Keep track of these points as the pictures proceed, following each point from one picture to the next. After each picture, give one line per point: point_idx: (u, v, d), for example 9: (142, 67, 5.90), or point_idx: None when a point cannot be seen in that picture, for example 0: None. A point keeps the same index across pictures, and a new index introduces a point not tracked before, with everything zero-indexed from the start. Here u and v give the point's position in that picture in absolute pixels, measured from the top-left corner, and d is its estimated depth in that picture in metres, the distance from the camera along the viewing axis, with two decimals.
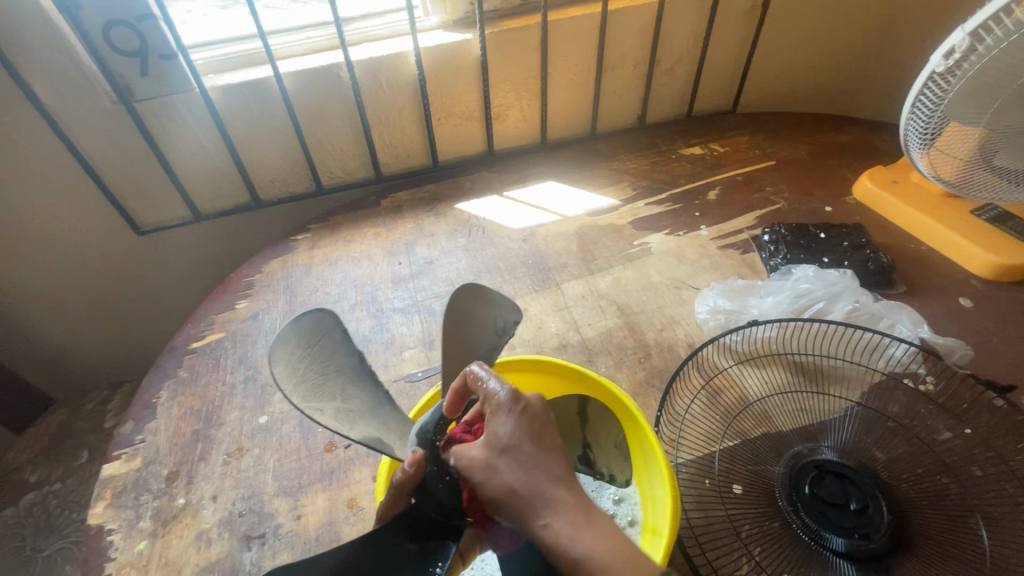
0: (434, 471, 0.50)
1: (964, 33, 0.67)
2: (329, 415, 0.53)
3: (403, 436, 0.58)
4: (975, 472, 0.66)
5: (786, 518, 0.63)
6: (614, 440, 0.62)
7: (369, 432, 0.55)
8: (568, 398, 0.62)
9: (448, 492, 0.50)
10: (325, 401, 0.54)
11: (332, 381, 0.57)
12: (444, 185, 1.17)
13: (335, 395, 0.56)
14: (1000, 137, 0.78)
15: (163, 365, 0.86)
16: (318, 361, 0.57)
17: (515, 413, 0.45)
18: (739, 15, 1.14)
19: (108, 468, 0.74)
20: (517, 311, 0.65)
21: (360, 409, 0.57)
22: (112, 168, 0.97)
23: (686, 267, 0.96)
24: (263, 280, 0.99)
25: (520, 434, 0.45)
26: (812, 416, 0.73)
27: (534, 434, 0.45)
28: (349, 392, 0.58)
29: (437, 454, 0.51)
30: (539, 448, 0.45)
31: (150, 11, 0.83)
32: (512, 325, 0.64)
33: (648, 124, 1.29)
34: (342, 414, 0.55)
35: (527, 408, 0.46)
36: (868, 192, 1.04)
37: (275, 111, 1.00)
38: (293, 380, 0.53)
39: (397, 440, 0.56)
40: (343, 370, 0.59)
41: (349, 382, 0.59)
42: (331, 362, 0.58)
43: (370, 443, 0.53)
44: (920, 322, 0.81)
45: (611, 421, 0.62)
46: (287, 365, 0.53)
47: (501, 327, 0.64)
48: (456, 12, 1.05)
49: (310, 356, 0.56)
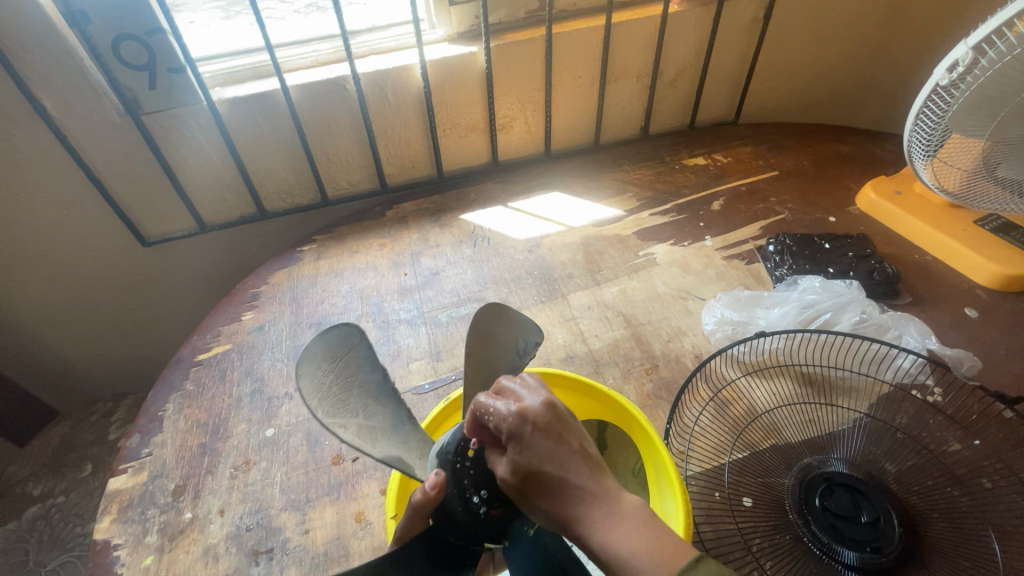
0: (454, 493, 0.50)
1: (967, 47, 0.67)
2: (351, 432, 0.54)
3: (424, 456, 0.58)
4: (986, 485, 0.66)
5: (797, 531, 0.62)
6: (632, 467, 0.66)
7: (390, 451, 0.55)
8: (590, 423, 0.71)
9: (466, 515, 0.49)
10: (349, 418, 0.55)
11: (356, 396, 0.57)
12: (449, 196, 1.17)
13: (357, 412, 0.56)
14: (1003, 149, 0.79)
15: (170, 377, 0.86)
16: (343, 376, 0.57)
17: (527, 434, 0.44)
18: (740, 28, 1.15)
19: (114, 482, 0.73)
20: (539, 333, 0.65)
21: (383, 427, 0.57)
22: (118, 180, 0.98)
23: (692, 278, 0.97)
24: (270, 291, 0.99)
25: (535, 455, 0.43)
26: (821, 428, 0.73)
27: (551, 449, 0.44)
28: (373, 407, 0.58)
29: (459, 476, 0.51)
30: (560, 464, 0.43)
31: (158, 25, 0.84)
32: (533, 347, 0.64)
33: (651, 134, 1.30)
34: (365, 431, 0.55)
35: (535, 423, 0.44)
36: (872, 202, 1.04)
37: (283, 123, 1.00)
38: (319, 395, 0.54)
39: (417, 460, 0.57)
40: (367, 386, 0.59)
41: (373, 398, 0.59)
42: (355, 377, 0.58)
43: (391, 463, 0.54)
44: (927, 334, 0.81)
45: (628, 448, 0.67)
46: (313, 380, 0.54)
47: (522, 348, 0.64)
48: (461, 24, 1.06)
49: (335, 371, 0.57)
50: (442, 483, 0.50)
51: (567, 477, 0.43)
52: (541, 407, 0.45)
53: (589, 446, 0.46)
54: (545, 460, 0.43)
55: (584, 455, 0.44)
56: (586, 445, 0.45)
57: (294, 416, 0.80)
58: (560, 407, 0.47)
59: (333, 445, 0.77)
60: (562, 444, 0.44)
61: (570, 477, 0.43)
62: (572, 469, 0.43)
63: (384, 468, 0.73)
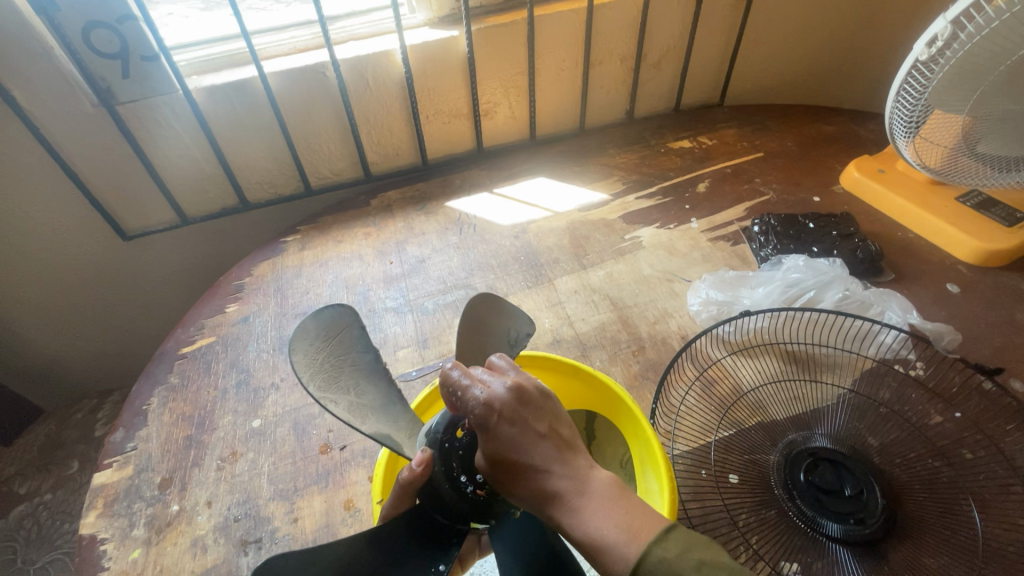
0: (441, 472, 0.50)
1: (946, 21, 0.68)
2: (340, 408, 0.54)
3: (414, 437, 0.56)
4: (967, 455, 0.67)
5: (782, 506, 0.63)
6: (620, 458, 0.67)
7: (379, 429, 0.55)
8: (579, 412, 0.72)
9: (452, 494, 0.49)
10: (339, 394, 0.56)
11: (348, 374, 0.58)
12: (434, 183, 1.17)
13: (349, 389, 0.57)
14: (983, 124, 0.79)
15: (153, 371, 0.85)
16: (336, 354, 0.58)
17: (496, 425, 0.42)
18: (724, 8, 1.14)
19: (100, 476, 0.73)
20: (530, 323, 0.62)
21: (372, 405, 0.57)
22: (94, 172, 0.96)
23: (677, 260, 0.97)
24: (253, 283, 0.98)
25: (504, 444, 0.43)
26: (805, 404, 0.74)
27: (518, 439, 0.43)
28: (366, 386, 0.58)
29: (447, 455, 0.50)
30: (529, 451, 0.43)
31: (130, 11, 0.82)
32: (524, 337, 0.62)
33: (637, 118, 1.29)
34: (355, 408, 0.55)
35: (505, 413, 0.43)
36: (855, 181, 1.05)
37: (261, 111, 0.99)
38: (311, 370, 0.55)
39: (407, 440, 0.56)
40: (360, 365, 0.59)
41: (366, 377, 0.59)
42: (348, 356, 0.59)
43: (380, 440, 0.54)
44: (909, 309, 0.82)
45: (616, 438, 0.68)
46: (306, 355, 0.56)
47: (513, 338, 0.62)
48: (442, 8, 1.05)
49: (328, 349, 0.58)
50: (430, 460, 0.49)
51: (536, 462, 0.43)
52: (510, 396, 0.43)
53: (561, 425, 0.46)
54: (513, 450, 0.43)
55: (552, 440, 0.44)
56: (557, 427, 0.45)
57: (280, 406, 0.80)
58: (529, 389, 0.45)
59: (320, 434, 0.76)
60: (529, 432, 0.43)
61: (539, 463, 0.43)
62: (540, 456, 0.43)
63: (372, 455, 0.73)
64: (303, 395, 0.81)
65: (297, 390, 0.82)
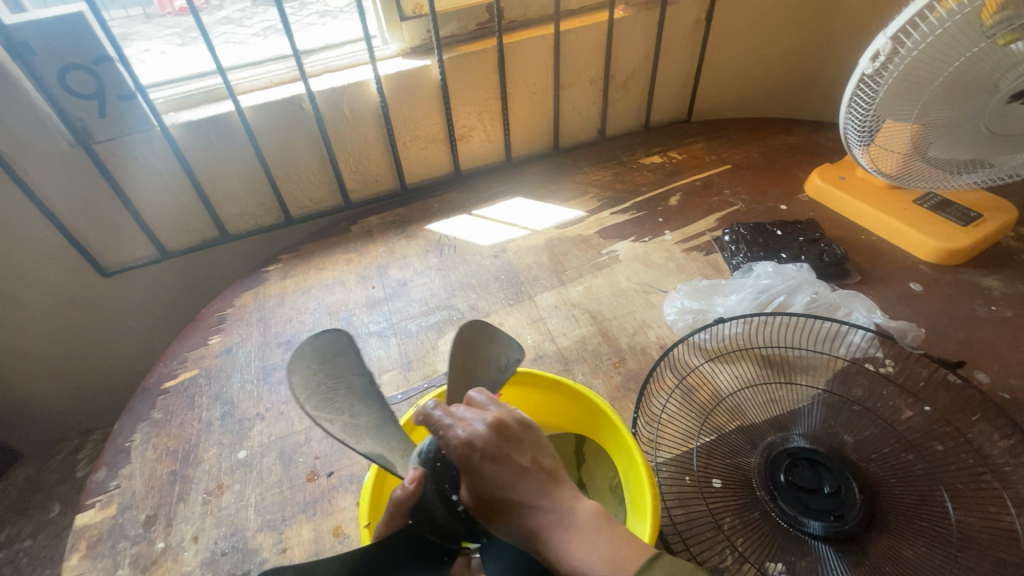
0: (434, 490, 0.50)
1: (886, 37, 0.73)
2: (337, 427, 0.55)
3: (408, 456, 0.57)
4: (937, 447, 0.70)
5: (765, 507, 0.65)
6: (609, 483, 0.67)
7: (375, 448, 0.55)
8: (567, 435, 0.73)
9: (446, 514, 0.50)
10: (335, 414, 0.56)
11: (343, 396, 0.59)
12: (413, 208, 1.18)
13: (344, 410, 0.57)
14: (930, 130, 0.84)
15: (136, 408, 0.84)
16: (331, 376, 0.59)
17: (475, 463, 0.45)
18: (685, 30, 1.20)
19: (82, 517, 0.72)
20: (519, 350, 0.65)
21: (368, 426, 0.58)
22: (73, 212, 0.96)
23: (653, 272, 0.99)
24: (236, 313, 0.98)
25: (488, 480, 0.45)
26: (782, 406, 0.76)
27: (503, 473, 0.45)
28: (361, 408, 0.59)
29: (441, 476, 0.50)
30: (511, 483, 0.45)
31: (106, 53, 0.84)
32: (513, 363, 0.64)
33: (608, 136, 1.33)
34: (350, 428, 0.56)
35: (484, 450, 0.45)
36: (818, 188, 1.09)
37: (238, 143, 1.00)
38: (308, 391, 0.56)
39: (401, 460, 0.56)
40: (355, 388, 0.60)
41: (360, 400, 0.60)
42: (343, 378, 0.60)
43: (374, 459, 0.54)
44: (874, 308, 0.85)
45: (605, 464, 0.68)
46: (303, 377, 0.57)
47: (503, 364, 0.64)
48: (414, 39, 1.08)
49: (324, 372, 0.59)
50: (422, 479, 0.50)
51: (519, 497, 0.45)
52: (487, 432, 0.46)
53: (544, 458, 0.48)
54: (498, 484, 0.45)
55: (535, 472, 0.46)
56: (541, 459, 0.47)
57: (265, 436, 0.80)
58: (510, 424, 0.47)
59: (306, 461, 0.76)
60: (511, 464, 0.45)
61: (524, 496, 0.45)
62: (525, 488, 0.45)
63: (359, 480, 0.73)
64: (288, 423, 0.81)
65: (282, 419, 0.82)
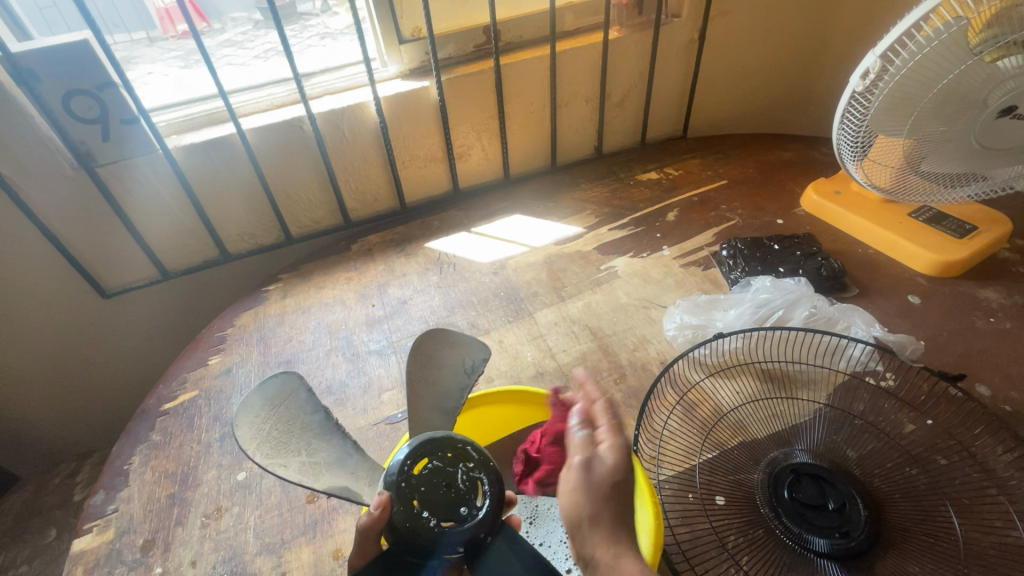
0: (400, 510, 0.49)
1: (875, 56, 0.75)
2: (292, 471, 0.55)
3: (374, 483, 0.57)
4: (941, 461, 0.69)
5: (769, 525, 0.64)
6: None
7: (335, 483, 0.56)
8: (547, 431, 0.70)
9: (416, 531, 0.48)
10: (290, 457, 0.56)
11: (298, 437, 0.59)
12: (413, 226, 1.19)
13: (300, 451, 0.57)
14: (922, 144, 0.85)
15: (135, 430, 0.84)
16: (283, 419, 0.59)
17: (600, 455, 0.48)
18: (678, 49, 1.22)
19: (79, 542, 0.71)
20: (484, 351, 0.65)
21: (327, 462, 0.58)
22: (75, 234, 0.97)
23: (652, 287, 1.00)
24: (236, 333, 0.98)
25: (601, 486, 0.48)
26: (784, 422, 0.76)
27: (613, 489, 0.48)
28: (318, 445, 0.59)
29: (405, 494, 0.49)
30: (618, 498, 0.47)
31: (110, 79, 0.86)
32: (480, 363, 0.64)
33: (605, 153, 1.35)
34: (308, 468, 0.56)
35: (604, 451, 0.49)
36: (814, 203, 1.10)
37: (240, 165, 1.01)
38: (258, 440, 0.56)
39: (367, 488, 0.56)
40: (311, 426, 0.60)
41: (318, 436, 0.60)
42: (297, 419, 0.60)
43: (335, 494, 0.54)
44: (873, 322, 0.85)
45: None
46: (251, 427, 0.57)
47: (470, 366, 0.64)
48: (412, 61, 1.10)
49: (275, 416, 0.59)
50: (387, 503, 0.49)
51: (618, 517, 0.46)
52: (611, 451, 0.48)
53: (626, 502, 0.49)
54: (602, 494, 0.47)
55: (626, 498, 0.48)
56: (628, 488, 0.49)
57: None
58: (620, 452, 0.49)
59: None
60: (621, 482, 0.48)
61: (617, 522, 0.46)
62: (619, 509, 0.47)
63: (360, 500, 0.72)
64: None
65: None
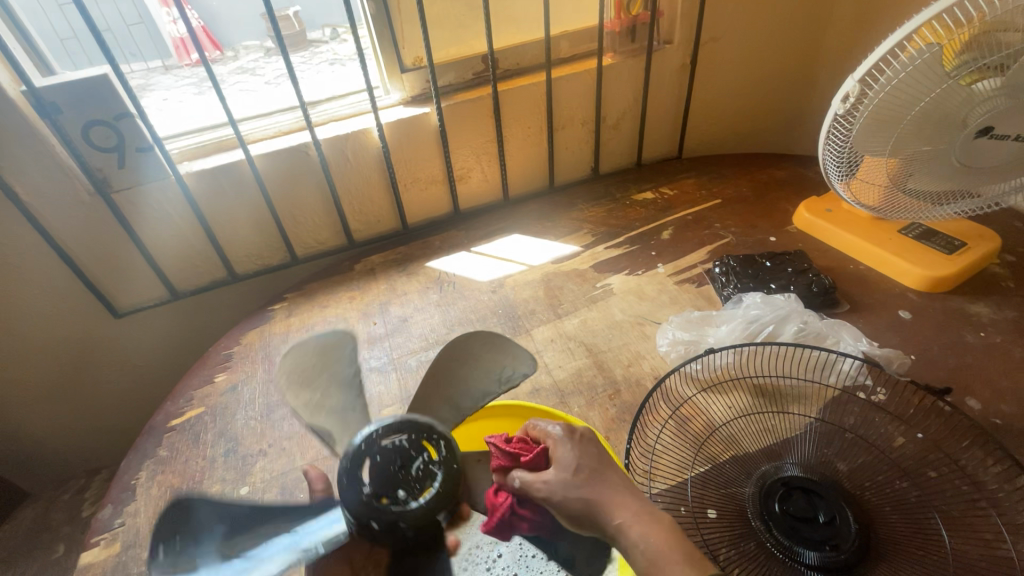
0: (348, 466, 0.52)
1: (854, 80, 0.77)
2: (302, 404, 0.62)
3: None
4: (931, 474, 0.70)
5: (760, 538, 0.65)
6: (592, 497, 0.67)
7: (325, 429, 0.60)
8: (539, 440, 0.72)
9: (350, 491, 0.51)
10: (310, 393, 0.63)
11: (326, 380, 0.64)
12: (414, 246, 1.22)
13: (320, 391, 0.63)
14: (906, 163, 0.87)
15: (143, 445, 0.86)
16: (323, 362, 0.65)
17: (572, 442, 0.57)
18: (670, 74, 1.26)
19: (87, 555, 0.73)
20: (529, 365, 0.65)
21: (335, 410, 0.62)
22: (90, 256, 1.01)
23: (647, 304, 1.02)
24: (241, 351, 1.01)
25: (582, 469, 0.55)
26: (775, 436, 0.77)
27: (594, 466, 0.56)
28: (338, 393, 0.64)
29: (360, 454, 0.52)
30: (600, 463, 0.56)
31: (127, 110, 0.90)
32: (519, 376, 0.65)
33: (602, 174, 1.38)
34: (315, 407, 0.62)
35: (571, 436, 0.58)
36: (806, 221, 1.13)
37: (249, 190, 1.06)
38: (295, 370, 0.64)
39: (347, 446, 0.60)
40: (342, 376, 0.65)
41: (343, 386, 0.64)
42: (333, 366, 0.65)
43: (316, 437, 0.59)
44: (860, 336, 0.87)
45: None
46: (295, 359, 0.65)
47: (507, 376, 0.65)
48: (414, 88, 1.14)
49: (318, 357, 0.66)
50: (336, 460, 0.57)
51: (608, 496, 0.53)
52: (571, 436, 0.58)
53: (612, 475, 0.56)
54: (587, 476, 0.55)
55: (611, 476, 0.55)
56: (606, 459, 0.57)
57: (268, 472, 0.81)
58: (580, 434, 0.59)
59: (307, 497, 0.77)
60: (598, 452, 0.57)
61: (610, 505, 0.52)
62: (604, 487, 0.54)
63: None
64: (290, 458, 0.82)
65: (284, 454, 0.83)
